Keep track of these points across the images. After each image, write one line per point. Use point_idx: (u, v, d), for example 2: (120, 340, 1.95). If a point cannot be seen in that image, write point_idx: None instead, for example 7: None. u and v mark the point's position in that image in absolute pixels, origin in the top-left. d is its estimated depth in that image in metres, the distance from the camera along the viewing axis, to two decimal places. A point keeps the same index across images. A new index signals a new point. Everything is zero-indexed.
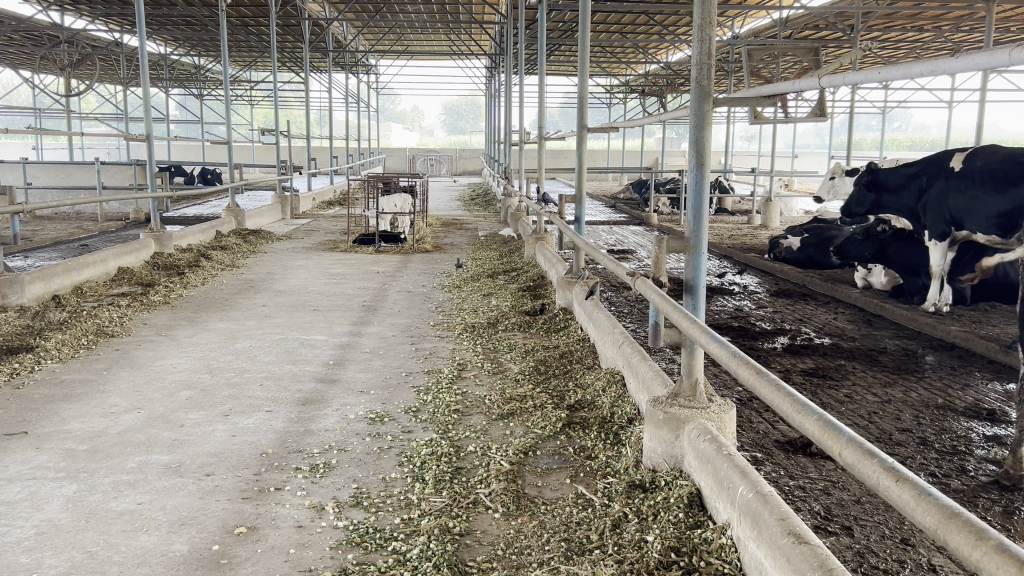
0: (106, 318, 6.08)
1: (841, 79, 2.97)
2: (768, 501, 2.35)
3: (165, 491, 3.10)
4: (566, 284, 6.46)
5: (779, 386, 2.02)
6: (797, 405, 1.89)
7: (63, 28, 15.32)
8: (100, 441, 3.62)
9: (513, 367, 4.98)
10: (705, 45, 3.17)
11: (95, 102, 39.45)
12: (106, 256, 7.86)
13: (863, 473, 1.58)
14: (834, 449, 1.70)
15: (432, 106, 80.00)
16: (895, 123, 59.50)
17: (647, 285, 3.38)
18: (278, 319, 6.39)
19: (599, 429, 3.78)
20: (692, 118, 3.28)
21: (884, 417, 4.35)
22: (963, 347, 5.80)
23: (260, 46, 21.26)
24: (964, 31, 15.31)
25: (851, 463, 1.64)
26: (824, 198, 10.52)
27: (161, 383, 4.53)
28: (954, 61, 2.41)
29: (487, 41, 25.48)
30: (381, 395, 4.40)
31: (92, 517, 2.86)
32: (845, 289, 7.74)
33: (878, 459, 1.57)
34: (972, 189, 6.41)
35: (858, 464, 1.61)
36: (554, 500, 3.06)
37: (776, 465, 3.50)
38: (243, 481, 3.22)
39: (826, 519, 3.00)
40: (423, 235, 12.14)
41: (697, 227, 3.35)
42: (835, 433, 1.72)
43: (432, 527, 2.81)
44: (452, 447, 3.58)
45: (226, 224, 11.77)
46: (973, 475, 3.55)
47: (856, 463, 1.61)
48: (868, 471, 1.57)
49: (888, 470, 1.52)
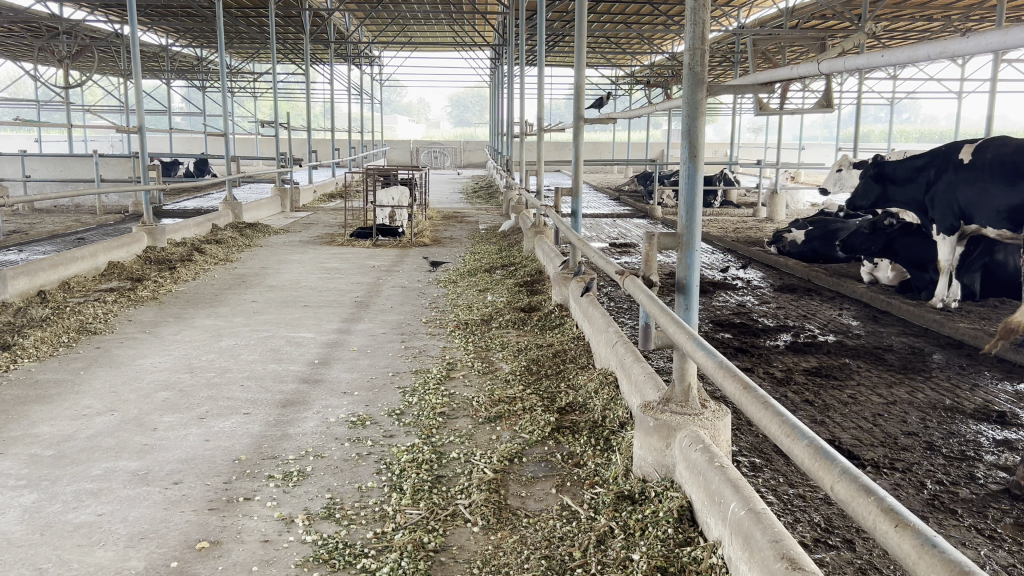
0: (90, 315, 5.93)
1: (843, 63, 2.80)
2: (761, 520, 2.17)
3: (128, 501, 2.95)
4: (562, 281, 6.26)
5: (767, 402, 1.84)
6: (787, 427, 1.72)
7: (62, 20, 15.07)
8: (67, 446, 3.46)
9: (503, 366, 4.81)
10: (698, 30, 2.96)
11: (101, 94, 39.53)
12: (96, 250, 7.68)
13: (859, 514, 1.41)
14: (827, 481, 1.53)
15: (437, 99, 79.29)
16: (903, 115, 58.80)
17: (635, 284, 3.20)
18: (266, 316, 6.23)
19: (590, 434, 3.60)
20: (685, 107, 3.08)
21: (890, 420, 4.17)
22: (972, 345, 5.61)
23: (262, 37, 21.02)
24: (973, 21, 14.95)
25: (845, 501, 1.46)
26: (830, 189, 10.23)
27: (138, 384, 4.36)
28: (963, 42, 2.22)
29: (492, 32, 25.18)
30: (364, 397, 4.23)
31: (48, 531, 2.72)
32: (849, 283, 7.54)
33: (874, 497, 1.39)
34: (981, 181, 6.20)
35: (853, 502, 1.43)
36: (537, 513, 2.89)
37: (775, 471, 3.33)
38: (211, 490, 3.06)
39: (827, 531, 2.83)
40: (421, 228, 11.96)
41: (690, 221, 3.15)
42: (826, 462, 1.55)
43: (406, 544, 2.65)
44: (434, 454, 3.42)
45: (225, 217, 11.59)
46: (982, 483, 3.39)
47: (851, 500, 1.44)
48: (865, 511, 1.39)
49: (885, 510, 1.34)
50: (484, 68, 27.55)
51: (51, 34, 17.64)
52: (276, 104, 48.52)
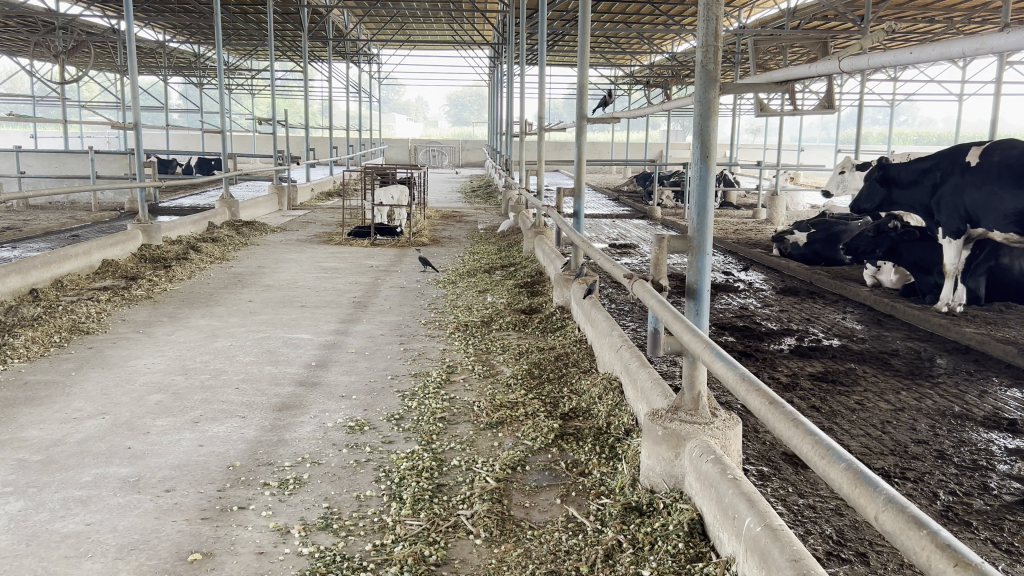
0: (83, 314, 5.82)
1: (865, 62, 2.67)
2: (779, 538, 2.07)
3: (118, 509, 2.85)
4: (564, 282, 6.16)
5: (797, 420, 1.74)
6: (821, 448, 1.62)
7: (58, 15, 14.92)
8: (56, 451, 3.36)
9: (504, 370, 4.71)
10: (711, 27, 2.87)
11: (99, 91, 39.45)
12: (90, 248, 7.56)
13: (909, 548, 1.30)
14: (868, 509, 1.43)
15: (436, 99, 79.18)
16: (902, 118, 58.86)
17: (644, 289, 3.10)
18: (263, 316, 6.14)
19: (594, 442, 3.51)
20: (697, 107, 2.98)
21: (899, 427, 4.08)
22: (978, 349, 5.53)
23: (261, 34, 20.92)
24: (976, 22, 14.87)
25: (891, 533, 1.36)
26: (831, 190, 10.02)
27: (131, 386, 4.25)
28: (1000, 38, 2.07)
29: (490, 31, 25.06)
30: (363, 401, 4.14)
31: (34, 541, 2.61)
32: (853, 286, 7.46)
33: (927, 531, 1.28)
34: (988, 185, 6.22)
35: (902, 536, 1.33)
36: (542, 524, 2.80)
37: (784, 480, 3.25)
38: (204, 498, 2.96)
39: (840, 543, 2.74)
40: (420, 228, 11.87)
41: (702, 225, 3.06)
42: (867, 488, 1.45)
43: (406, 557, 2.56)
44: (435, 461, 3.32)
45: (221, 215, 11.50)
46: (996, 494, 3.30)
47: (898, 534, 1.33)
48: (916, 545, 1.29)
49: (940, 546, 1.23)
50: (483, 67, 27.50)
51: (47, 29, 17.48)
52: (273, 103, 48.59)
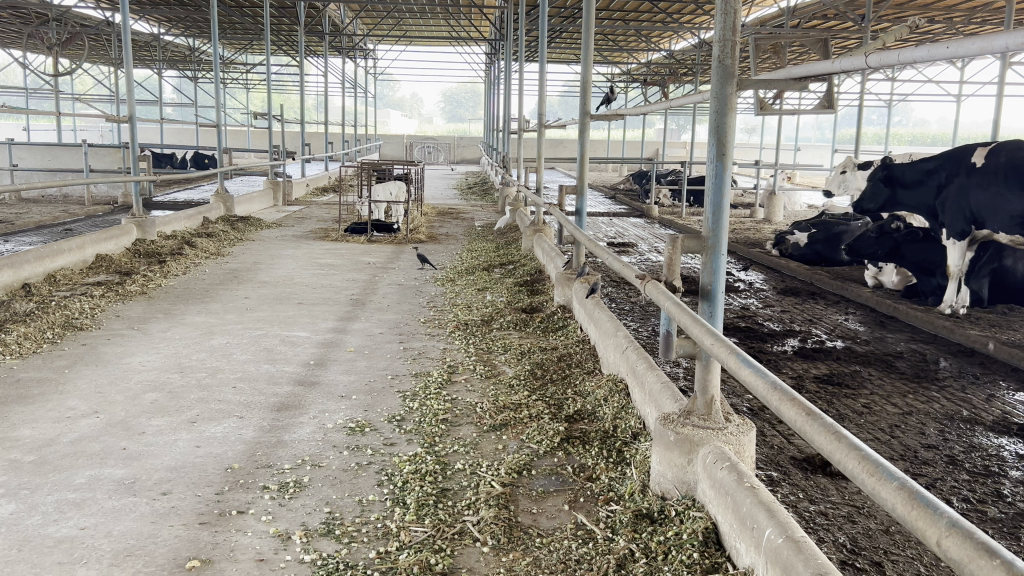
0: (76, 309, 5.71)
1: (894, 57, 2.39)
2: (801, 548, 2.00)
3: (113, 513, 2.76)
4: (565, 281, 6.08)
5: (838, 434, 1.67)
6: (867, 465, 1.54)
7: (52, 6, 14.72)
8: (50, 451, 3.27)
9: (507, 370, 4.63)
10: (729, 21, 2.78)
11: (91, 83, 39.12)
12: (84, 242, 7.44)
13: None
14: (928, 535, 1.34)
15: (430, 94, 78.99)
16: (897, 117, 58.91)
17: (658, 289, 3.02)
18: (259, 313, 6.04)
19: (601, 445, 3.43)
20: (714, 104, 2.90)
21: (907, 431, 4.02)
22: (984, 352, 5.47)
23: (256, 28, 20.73)
24: (978, 22, 14.79)
25: (956, 561, 1.28)
26: (831, 190, 9.88)
27: (125, 384, 4.15)
28: None
29: (488, 27, 24.87)
30: (363, 401, 4.05)
31: (25, 546, 2.52)
32: (855, 287, 7.40)
33: (998, 558, 1.20)
34: (995, 186, 6.19)
35: (968, 564, 1.24)
36: (551, 531, 2.72)
37: (795, 487, 3.18)
38: (202, 502, 2.87)
39: (854, 552, 2.67)
40: (417, 224, 11.77)
41: (717, 225, 2.98)
42: (925, 510, 1.36)
43: (411, 565, 2.48)
44: (438, 465, 3.24)
45: (216, 210, 11.38)
46: (1010, 501, 3.24)
47: (966, 562, 1.25)
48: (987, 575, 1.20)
49: None
50: (479, 63, 27.37)
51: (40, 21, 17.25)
52: (267, 97, 48.34)
